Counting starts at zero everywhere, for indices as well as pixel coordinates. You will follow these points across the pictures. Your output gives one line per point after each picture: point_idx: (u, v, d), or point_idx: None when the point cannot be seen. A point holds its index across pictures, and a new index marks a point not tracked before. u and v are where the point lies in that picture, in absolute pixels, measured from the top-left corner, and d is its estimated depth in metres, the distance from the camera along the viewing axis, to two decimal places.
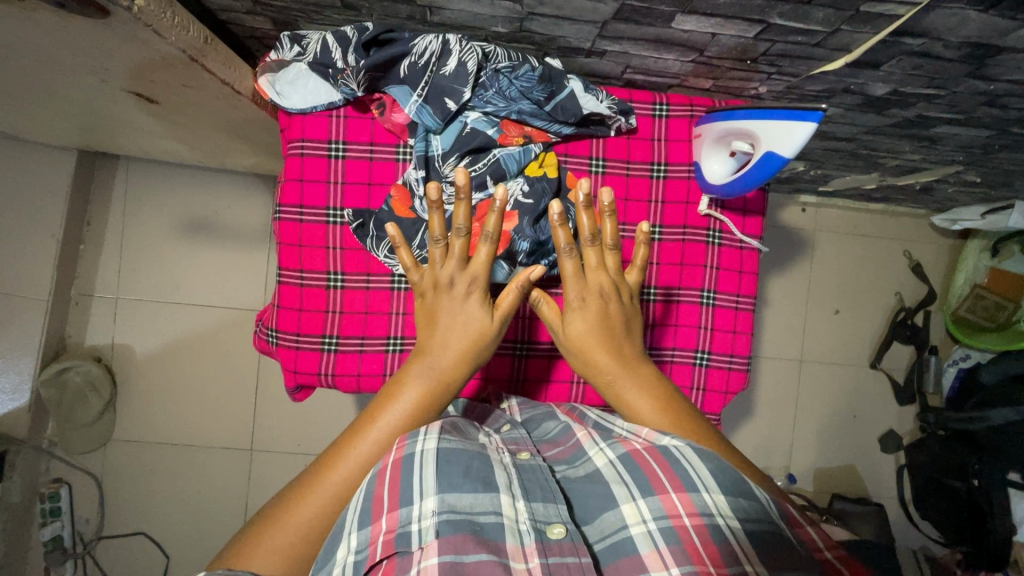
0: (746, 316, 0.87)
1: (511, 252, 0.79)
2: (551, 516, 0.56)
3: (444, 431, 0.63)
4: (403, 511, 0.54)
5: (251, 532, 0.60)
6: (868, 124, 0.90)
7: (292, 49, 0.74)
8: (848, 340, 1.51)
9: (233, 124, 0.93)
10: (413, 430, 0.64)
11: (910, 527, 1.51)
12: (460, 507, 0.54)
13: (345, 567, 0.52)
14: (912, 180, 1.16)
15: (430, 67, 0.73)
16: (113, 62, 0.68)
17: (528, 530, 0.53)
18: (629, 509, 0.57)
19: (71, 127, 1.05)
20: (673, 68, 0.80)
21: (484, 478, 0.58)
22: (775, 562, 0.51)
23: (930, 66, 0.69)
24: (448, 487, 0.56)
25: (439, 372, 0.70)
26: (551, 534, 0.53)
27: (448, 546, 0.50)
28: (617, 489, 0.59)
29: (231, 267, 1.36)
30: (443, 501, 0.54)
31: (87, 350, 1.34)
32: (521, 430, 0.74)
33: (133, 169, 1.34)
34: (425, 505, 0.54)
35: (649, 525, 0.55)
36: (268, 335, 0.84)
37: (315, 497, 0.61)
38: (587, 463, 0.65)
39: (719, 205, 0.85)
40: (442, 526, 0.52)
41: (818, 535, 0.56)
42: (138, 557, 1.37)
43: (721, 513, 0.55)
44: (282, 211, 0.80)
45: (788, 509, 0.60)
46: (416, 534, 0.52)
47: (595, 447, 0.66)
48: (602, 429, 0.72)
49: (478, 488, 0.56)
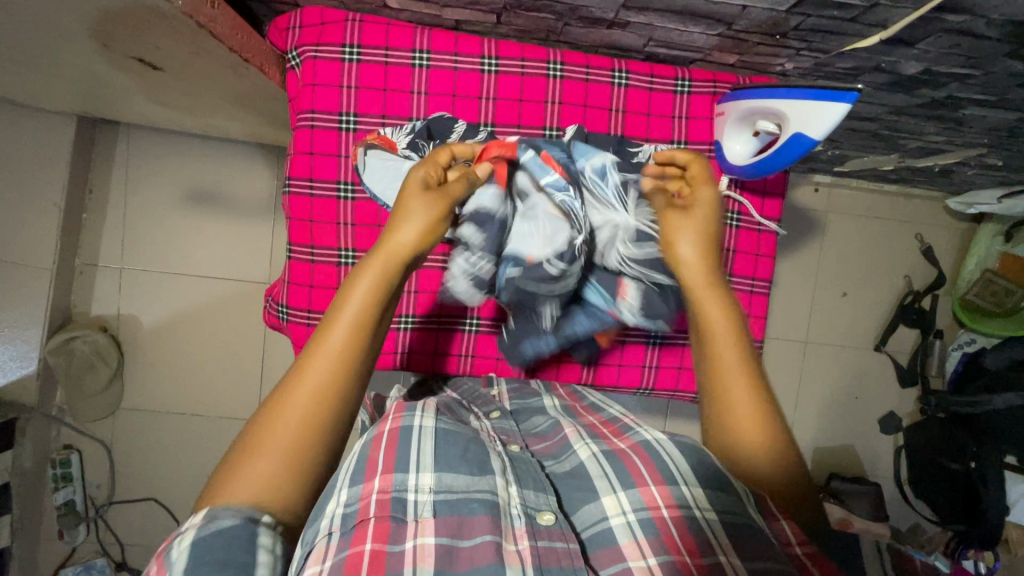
0: (760, 299, 0.86)
1: (576, 181, 0.71)
2: (542, 504, 0.56)
3: (440, 414, 0.65)
4: (398, 475, 0.54)
5: (233, 446, 0.53)
6: (895, 104, 0.88)
7: (402, 129, 0.77)
8: (855, 322, 1.50)
9: (237, 92, 0.90)
10: (410, 404, 0.65)
11: (903, 507, 1.54)
12: (457, 486, 0.55)
13: (333, 519, 0.50)
14: (932, 162, 1.13)
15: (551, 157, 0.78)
16: (115, 24, 0.65)
17: (519, 514, 0.54)
18: (610, 501, 0.56)
19: (72, 93, 1.02)
20: (698, 41, 0.76)
21: (479, 463, 0.58)
22: (749, 553, 0.49)
23: (968, 44, 0.67)
24: (445, 466, 0.56)
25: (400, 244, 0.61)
26: (542, 520, 0.54)
27: (445, 527, 0.51)
28: (598, 482, 0.59)
29: (237, 239, 1.35)
30: (439, 479, 0.55)
31: (93, 320, 1.34)
32: (510, 420, 0.74)
33: (135, 137, 1.31)
34: (421, 478, 0.54)
35: (629, 517, 0.54)
36: (278, 311, 0.83)
37: (305, 394, 0.55)
38: (571, 458, 0.65)
39: (739, 186, 0.83)
40: (439, 505, 0.53)
41: (790, 530, 0.54)
42: (149, 521, 1.41)
43: (699, 505, 0.54)
44: (292, 185, 0.79)
45: (762, 500, 0.57)
46: (412, 504, 0.52)
47: (581, 442, 0.66)
48: (589, 422, 0.73)
49: (474, 471, 0.57)
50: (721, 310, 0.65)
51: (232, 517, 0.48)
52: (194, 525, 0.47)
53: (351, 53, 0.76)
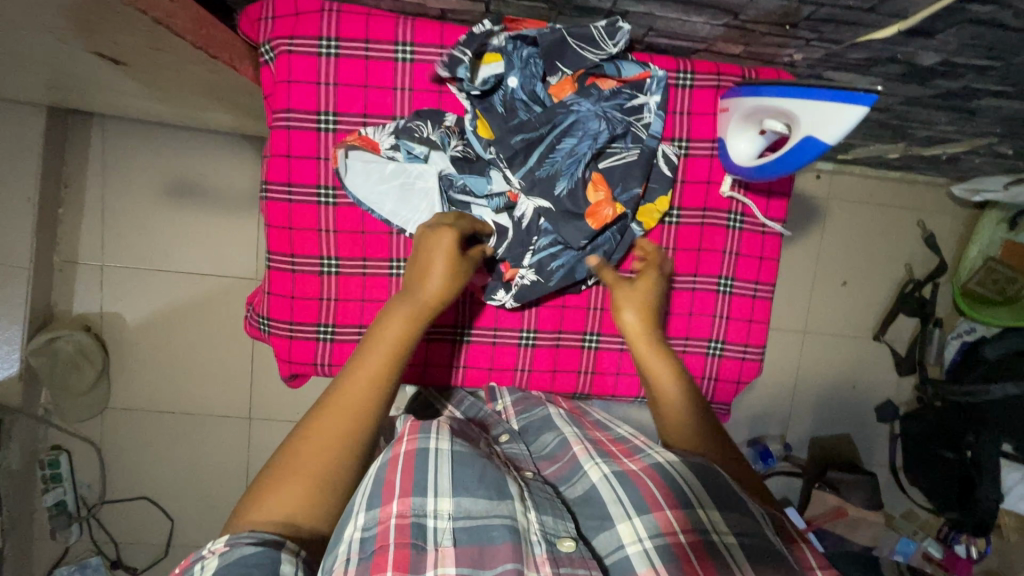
0: (763, 304, 0.83)
1: (582, 138, 0.73)
2: (561, 530, 0.54)
3: (455, 434, 0.61)
4: (417, 499, 0.52)
5: (259, 478, 0.56)
6: (907, 95, 0.83)
7: (385, 128, 0.73)
8: (855, 311, 1.48)
9: (211, 85, 0.85)
10: (425, 425, 0.61)
11: (898, 494, 1.54)
12: (476, 513, 0.52)
13: (351, 544, 0.48)
14: (940, 150, 1.10)
15: (547, 138, 0.72)
16: (68, 19, 0.60)
17: (539, 540, 0.51)
18: (625, 528, 0.54)
19: (40, 85, 0.96)
20: (701, 31, 0.72)
21: (498, 486, 0.55)
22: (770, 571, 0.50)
23: (992, 35, 0.63)
24: (464, 490, 0.54)
25: (425, 294, 0.68)
26: (562, 547, 0.51)
27: (466, 557, 0.49)
28: (613, 509, 0.56)
29: (222, 234, 1.31)
30: (458, 505, 0.53)
31: (76, 319, 1.29)
32: (519, 443, 0.72)
33: (110, 127, 1.25)
34: (440, 504, 0.52)
35: (645, 544, 0.52)
36: (259, 322, 0.79)
37: (325, 437, 0.58)
38: (582, 480, 0.62)
39: (742, 187, 0.80)
40: (460, 534, 0.51)
41: (812, 554, 0.56)
42: (142, 519, 1.39)
43: (715, 528, 0.53)
44: (269, 189, 0.74)
45: (779, 524, 0.58)
46: (432, 531, 0.51)
47: (590, 462, 0.63)
48: (598, 440, 0.70)
49: (492, 496, 0.54)
50: (664, 369, 0.71)
51: (256, 543, 0.48)
52: (216, 550, 0.47)
53: (328, 47, 0.71)
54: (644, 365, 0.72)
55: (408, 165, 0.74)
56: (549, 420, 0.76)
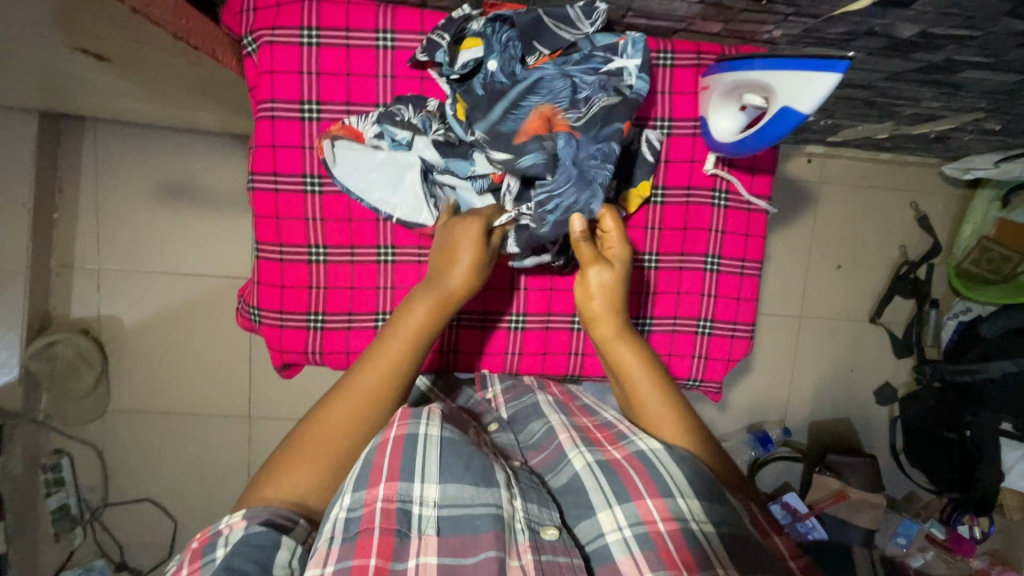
0: (751, 281, 0.84)
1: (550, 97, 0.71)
2: (544, 518, 0.54)
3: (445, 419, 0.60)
4: (404, 484, 0.53)
5: (257, 476, 0.58)
6: (890, 70, 0.84)
7: (368, 117, 0.74)
8: (849, 294, 1.48)
9: (196, 81, 0.85)
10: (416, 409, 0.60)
11: (900, 476, 1.54)
12: (462, 499, 0.53)
13: (336, 522, 0.50)
14: (929, 128, 1.09)
15: (512, 97, 0.70)
16: (49, 13, 0.61)
17: (522, 528, 0.52)
18: (606, 516, 0.55)
19: (28, 87, 0.97)
20: (679, 10, 0.72)
21: (483, 473, 0.55)
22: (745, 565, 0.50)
23: (967, 2, 0.63)
24: (450, 477, 0.54)
25: (450, 285, 0.68)
26: (545, 535, 0.52)
27: (448, 546, 0.50)
28: (594, 497, 0.57)
29: (216, 234, 1.31)
30: (444, 492, 0.53)
31: (74, 323, 1.30)
32: (508, 434, 0.74)
33: (101, 130, 1.26)
34: (426, 491, 0.53)
35: (625, 532, 0.53)
36: (251, 313, 0.80)
37: (324, 435, 0.59)
38: (567, 469, 0.63)
39: (726, 164, 0.80)
40: (443, 521, 0.51)
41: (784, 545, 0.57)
42: (146, 521, 1.40)
43: (695, 518, 0.53)
44: (255, 180, 0.75)
45: (756, 518, 0.59)
46: (417, 518, 0.51)
47: (575, 449, 0.64)
48: (584, 426, 0.70)
49: (477, 483, 0.54)
50: (633, 360, 0.69)
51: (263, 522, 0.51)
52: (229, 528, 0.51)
53: (310, 36, 0.71)
54: (611, 356, 0.71)
55: (394, 153, 0.74)
56: (538, 407, 0.77)
